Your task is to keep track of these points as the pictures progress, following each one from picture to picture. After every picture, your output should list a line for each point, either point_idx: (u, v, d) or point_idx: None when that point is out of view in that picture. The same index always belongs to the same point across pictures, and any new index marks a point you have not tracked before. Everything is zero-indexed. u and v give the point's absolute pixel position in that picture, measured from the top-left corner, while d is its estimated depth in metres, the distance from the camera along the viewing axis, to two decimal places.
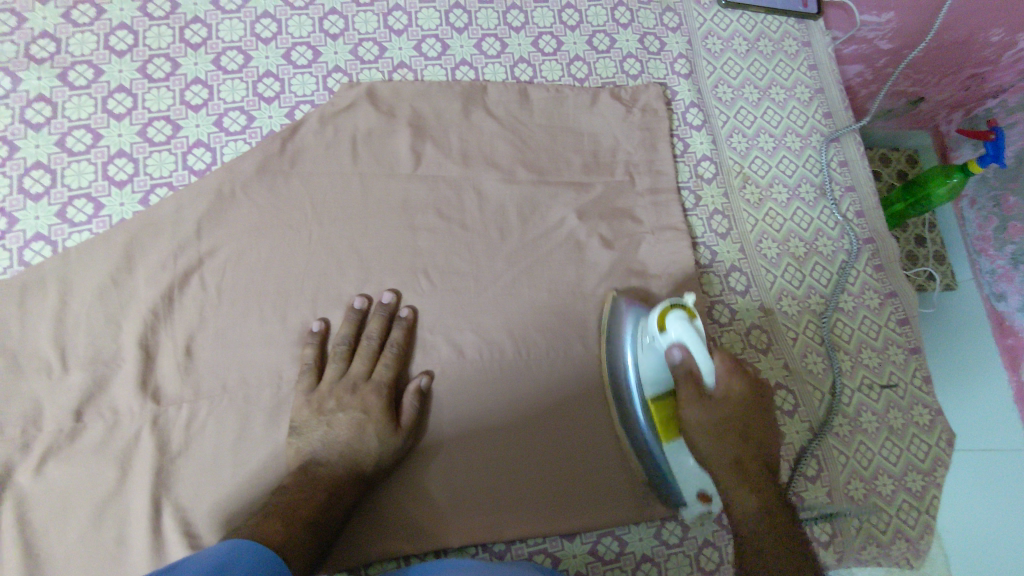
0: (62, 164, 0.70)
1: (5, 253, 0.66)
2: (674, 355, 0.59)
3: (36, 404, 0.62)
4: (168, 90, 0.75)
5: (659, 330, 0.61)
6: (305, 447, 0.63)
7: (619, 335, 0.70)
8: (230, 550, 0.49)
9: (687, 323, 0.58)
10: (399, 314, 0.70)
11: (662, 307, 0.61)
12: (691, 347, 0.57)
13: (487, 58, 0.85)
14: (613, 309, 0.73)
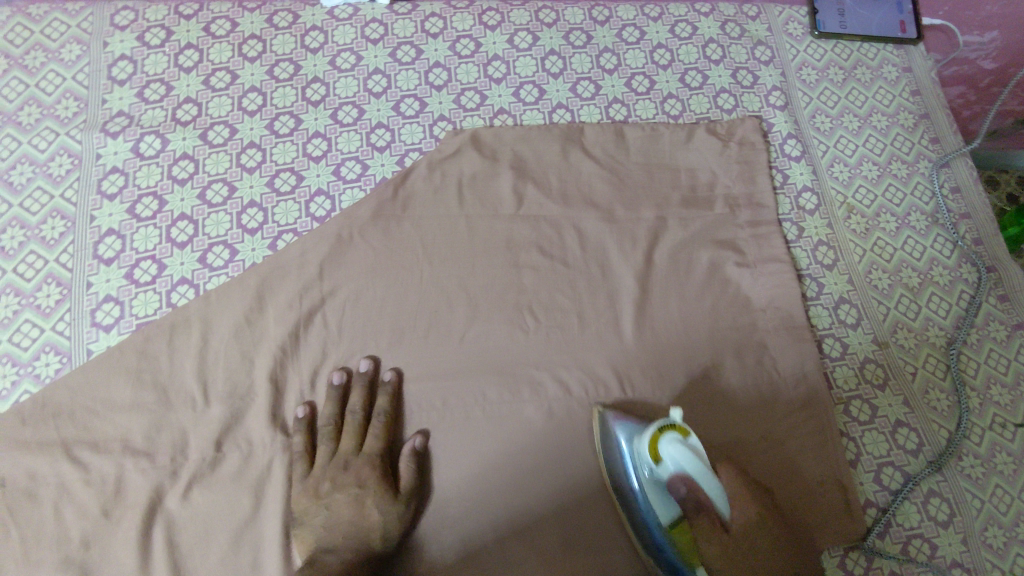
0: (203, 215, 0.77)
1: (155, 297, 0.73)
2: (680, 490, 0.58)
3: (182, 433, 0.67)
4: (292, 144, 0.81)
5: (655, 461, 0.61)
6: (308, 534, 0.62)
7: (613, 455, 0.67)
8: None
9: (683, 447, 0.59)
10: (381, 380, 0.70)
11: (653, 433, 0.61)
12: (690, 471, 0.58)
13: (583, 100, 0.88)
14: (602, 427, 0.69)
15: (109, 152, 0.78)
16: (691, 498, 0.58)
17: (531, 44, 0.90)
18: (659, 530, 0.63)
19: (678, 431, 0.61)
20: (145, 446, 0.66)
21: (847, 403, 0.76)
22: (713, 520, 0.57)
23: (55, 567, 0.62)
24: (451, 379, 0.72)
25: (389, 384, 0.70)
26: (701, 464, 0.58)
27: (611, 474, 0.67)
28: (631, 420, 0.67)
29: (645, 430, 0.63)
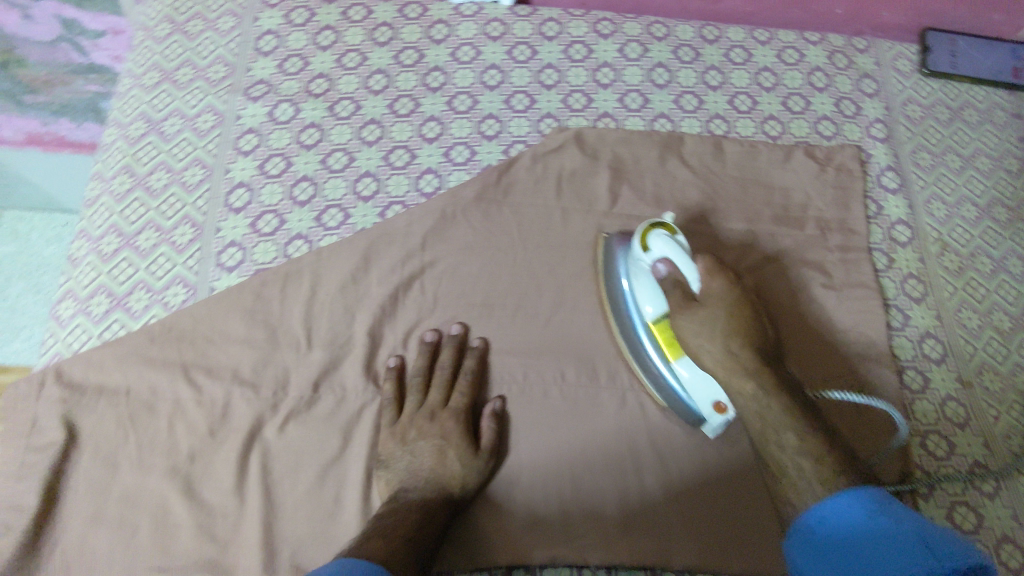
0: (323, 178, 0.83)
1: (273, 247, 0.80)
2: (661, 270, 0.70)
3: (285, 371, 0.73)
4: (410, 124, 0.87)
5: (644, 250, 0.72)
6: (393, 475, 0.68)
7: (610, 272, 0.78)
8: (339, 566, 0.53)
9: (667, 235, 0.70)
10: (471, 344, 0.76)
11: (644, 229, 0.72)
12: (670, 253, 0.69)
13: (685, 112, 0.91)
14: (606, 251, 0.79)
15: (249, 114, 0.87)
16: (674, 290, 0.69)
17: (640, 56, 0.94)
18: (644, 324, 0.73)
19: (665, 228, 0.72)
20: (252, 379, 0.73)
21: (924, 436, 0.76)
22: (684, 294, 0.69)
23: (165, 475, 0.69)
24: (534, 355, 0.77)
25: (477, 350, 0.76)
26: (677, 245, 0.69)
27: (608, 291, 0.77)
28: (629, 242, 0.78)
29: (639, 229, 0.74)
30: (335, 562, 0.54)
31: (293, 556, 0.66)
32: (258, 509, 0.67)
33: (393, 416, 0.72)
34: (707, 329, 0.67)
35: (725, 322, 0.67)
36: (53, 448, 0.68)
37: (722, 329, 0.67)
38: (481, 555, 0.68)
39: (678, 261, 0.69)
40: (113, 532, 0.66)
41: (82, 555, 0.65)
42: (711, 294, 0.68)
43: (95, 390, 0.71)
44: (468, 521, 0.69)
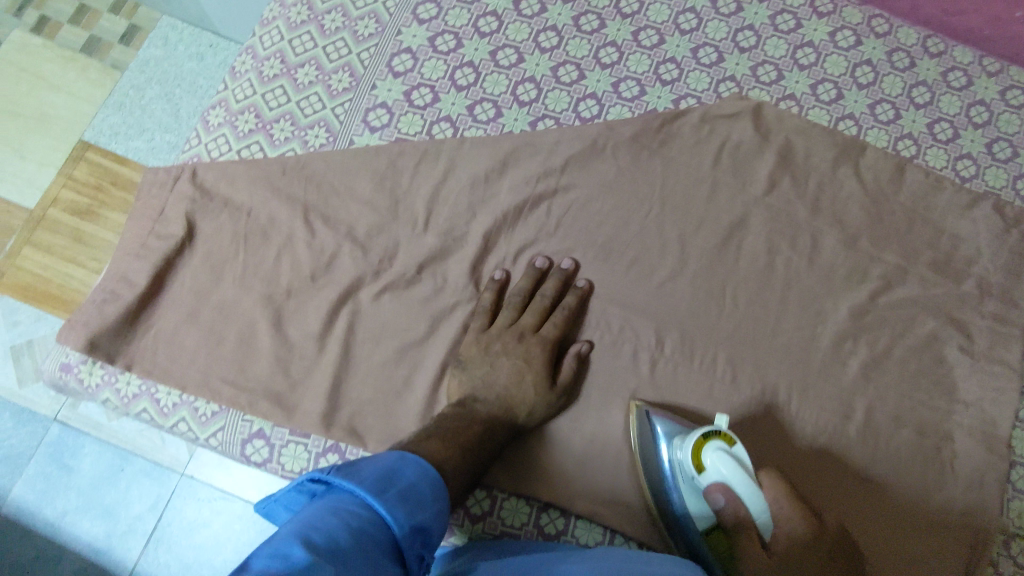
0: (486, 70, 0.81)
1: (420, 121, 0.78)
2: (720, 502, 0.60)
3: (396, 244, 0.73)
4: (588, 43, 0.83)
5: (699, 469, 0.61)
6: (467, 380, 0.68)
7: (649, 454, 0.67)
8: (398, 459, 0.53)
9: (728, 458, 0.59)
10: (576, 283, 0.73)
11: (697, 440, 0.61)
12: (736, 489, 0.58)
13: (878, 121, 0.82)
14: (642, 423, 0.68)
15: None
16: (731, 513, 0.59)
17: (851, 46, 0.85)
18: (692, 532, 0.64)
19: (723, 439, 0.61)
20: (364, 240, 0.73)
21: (1010, 537, 0.70)
22: (751, 536, 0.58)
23: (260, 299, 0.71)
24: (637, 314, 0.74)
25: (580, 290, 0.73)
26: (743, 471, 0.58)
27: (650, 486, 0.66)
28: (671, 422, 0.67)
29: (691, 435, 0.62)
30: (393, 453, 0.54)
31: (353, 416, 0.68)
32: (335, 362, 0.69)
33: (482, 324, 0.71)
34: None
35: (810, 558, 0.58)
36: (171, 240, 0.71)
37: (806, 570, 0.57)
38: (525, 482, 0.68)
39: (743, 496, 0.58)
40: (202, 335, 0.69)
41: (171, 344, 0.69)
42: (784, 532, 0.58)
43: (220, 201, 0.73)
44: (522, 449, 0.70)
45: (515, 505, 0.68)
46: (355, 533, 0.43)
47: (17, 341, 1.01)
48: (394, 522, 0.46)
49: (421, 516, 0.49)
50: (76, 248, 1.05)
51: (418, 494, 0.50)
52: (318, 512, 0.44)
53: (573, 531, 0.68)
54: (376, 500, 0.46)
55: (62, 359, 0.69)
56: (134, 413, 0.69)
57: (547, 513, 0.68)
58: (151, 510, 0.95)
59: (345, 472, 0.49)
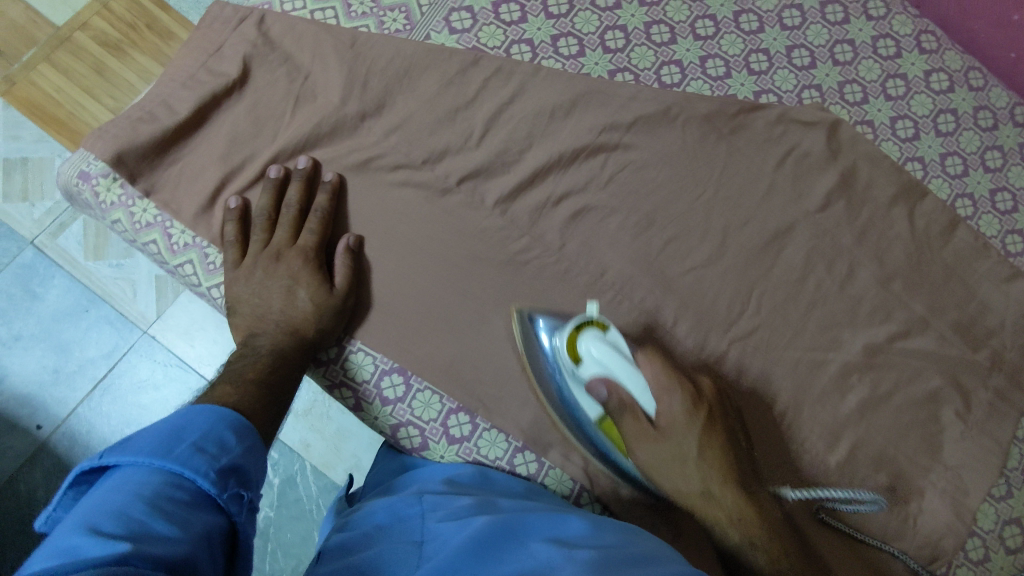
0: (581, 5, 0.77)
1: (501, 36, 0.75)
2: (601, 391, 0.61)
3: (445, 150, 0.71)
4: (688, 9, 0.79)
5: (575, 360, 0.63)
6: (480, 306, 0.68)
7: (532, 356, 0.66)
8: (184, 415, 0.51)
9: (602, 343, 0.61)
10: (610, 244, 0.73)
11: (572, 331, 0.63)
12: (613, 371, 0.61)
13: (945, 172, 0.81)
14: (523, 329, 0.67)
15: None
16: (613, 396, 0.61)
17: (942, 91, 0.83)
18: (586, 425, 0.64)
19: (597, 327, 0.63)
20: (414, 136, 0.70)
21: None
22: (635, 413, 0.61)
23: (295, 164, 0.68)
24: (661, 289, 0.73)
25: (327, 184, 0.67)
26: (618, 354, 0.61)
27: (542, 384, 0.67)
28: (553, 318, 0.66)
29: (563, 327, 0.64)
30: (178, 411, 0.52)
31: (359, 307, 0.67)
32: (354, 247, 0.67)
33: (260, 248, 0.66)
34: (675, 450, 0.61)
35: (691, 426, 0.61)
36: (222, 79, 0.68)
37: (695, 443, 0.61)
38: (505, 421, 0.68)
39: (621, 377, 0.61)
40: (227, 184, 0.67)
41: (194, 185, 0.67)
42: (668, 405, 0.61)
43: (281, 55, 0.70)
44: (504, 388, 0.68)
45: (493, 438, 0.69)
46: (154, 503, 0.42)
47: (12, 155, 1.08)
48: (195, 474, 0.46)
49: (228, 459, 0.49)
50: (93, 78, 1.10)
51: (218, 440, 0.50)
52: (110, 496, 0.41)
53: (543, 480, 0.69)
54: (164, 460, 0.45)
55: (82, 168, 0.65)
56: (140, 243, 0.67)
57: (523, 453, 0.69)
58: (104, 358, 1.07)
59: (117, 450, 0.46)
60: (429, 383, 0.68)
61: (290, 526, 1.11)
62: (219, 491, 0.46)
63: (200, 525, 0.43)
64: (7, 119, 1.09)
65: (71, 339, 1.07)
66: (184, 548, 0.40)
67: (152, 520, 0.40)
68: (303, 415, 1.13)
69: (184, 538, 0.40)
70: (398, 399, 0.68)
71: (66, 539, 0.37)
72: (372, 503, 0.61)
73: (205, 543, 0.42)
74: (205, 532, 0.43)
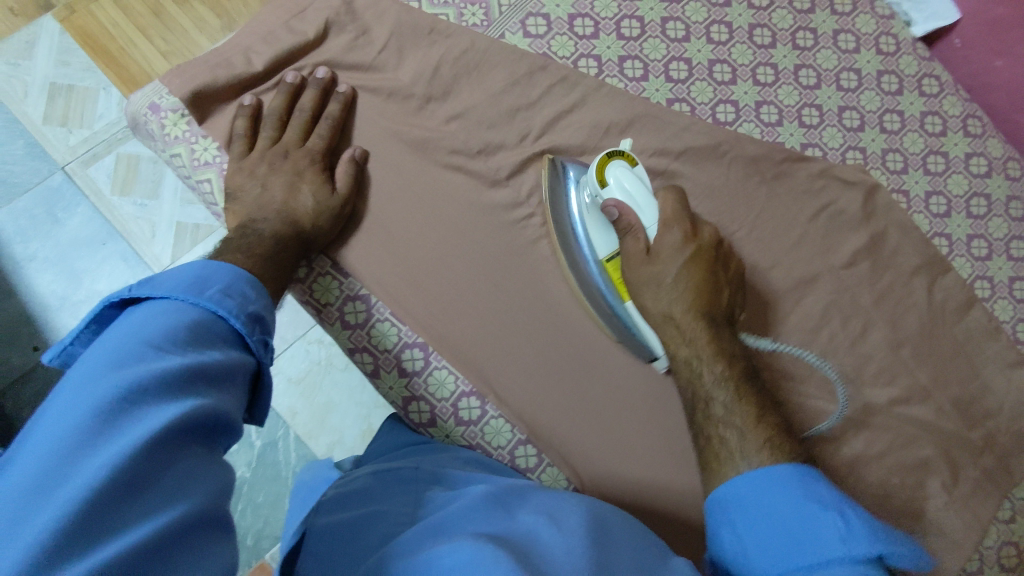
0: (651, 32, 0.80)
1: (571, 48, 0.78)
2: (612, 214, 0.64)
3: (500, 144, 0.73)
4: (752, 54, 0.82)
5: (600, 184, 0.64)
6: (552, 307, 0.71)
7: (559, 196, 0.70)
8: (205, 265, 0.51)
9: (629, 175, 0.64)
10: None
11: (602, 159, 0.64)
12: (631, 195, 0.63)
13: (969, 253, 0.84)
14: (552, 172, 0.70)
15: None
16: (622, 220, 0.64)
17: (979, 174, 0.85)
18: (591, 263, 0.68)
19: (626, 160, 0.65)
20: (474, 126, 0.73)
21: None
22: (638, 242, 0.64)
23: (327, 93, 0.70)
24: None
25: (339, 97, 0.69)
26: (641, 187, 0.63)
27: (560, 229, 0.69)
28: (583, 169, 0.70)
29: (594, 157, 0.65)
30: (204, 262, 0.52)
31: (391, 277, 0.70)
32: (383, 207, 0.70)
33: (269, 145, 0.67)
34: (655, 275, 0.64)
35: (691, 287, 0.64)
36: (301, 38, 0.70)
37: (675, 274, 0.64)
38: (500, 394, 0.70)
39: (636, 210, 0.64)
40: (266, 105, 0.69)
41: (242, 112, 0.67)
42: (700, 362, 0.62)
43: (360, 26, 0.73)
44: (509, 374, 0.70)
45: (497, 425, 0.71)
46: (193, 333, 0.44)
47: (59, 80, 1.11)
48: (227, 314, 0.48)
49: (253, 308, 0.51)
50: (149, 20, 1.13)
51: (243, 291, 0.51)
52: (154, 323, 0.43)
53: (539, 475, 0.72)
54: (197, 298, 0.47)
55: (152, 99, 0.68)
56: (195, 180, 0.69)
57: (525, 447, 0.72)
58: (112, 292, 1.08)
59: (146, 286, 0.47)
60: (447, 362, 0.71)
61: (263, 487, 1.11)
62: (247, 333, 0.49)
63: (234, 360, 0.46)
64: (59, 44, 1.12)
65: (83, 268, 1.08)
66: (223, 372, 0.44)
67: (192, 347, 0.43)
68: (295, 381, 1.14)
69: (224, 364, 0.44)
70: (415, 372, 0.70)
71: (118, 350, 0.40)
72: (372, 463, 0.67)
73: (237, 372, 0.46)
74: (238, 367, 0.46)
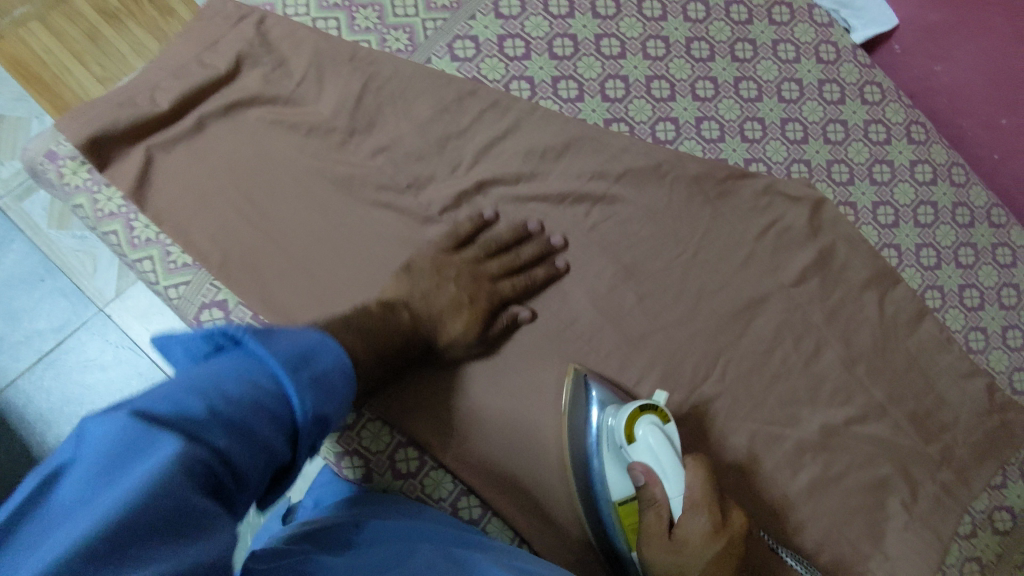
0: (586, 51, 0.77)
1: (503, 70, 0.75)
2: (639, 477, 0.61)
3: (429, 177, 0.69)
4: (691, 69, 0.80)
5: (628, 439, 0.62)
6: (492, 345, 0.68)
7: (580, 426, 0.66)
8: (316, 344, 0.45)
9: (659, 432, 0.61)
10: (583, 290, 0.72)
11: (634, 410, 0.62)
12: (659, 459, 0.60)
13: (918, 263, 0.82)
14: (574, 386, 0.67)
15: None
16: (648, 488, 0.61)
17: (925, 182, 0.84)
18: (605, 504, 0.64)
19: (658, 415, 0.62)
20: (401, 159, 0.69)
21: None
22: (661, 512, 0.60)
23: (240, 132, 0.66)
24: (628, 344, 0.72)
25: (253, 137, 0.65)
26: (669, 448, 0.60)
27: (574, 443, 0.66)
28: (608, 392, 0.67)
29: (629, 401, 0.63)
30: (314, 333, 0.46)
31: None
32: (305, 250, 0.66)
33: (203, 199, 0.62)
34: (683, 561, 0.58)
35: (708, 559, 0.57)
36: (210, 72, 0.66)
37: (706, 561, 0.57)
38: (438, 438, 0.66)
39: (663, 476, 0.60)
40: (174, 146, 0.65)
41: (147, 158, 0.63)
42: (693, 517, 0.59)
43: (274, 58, 0.68)
44: (447, 417, 0.67)
45: (439, 477, 0.67)
46: (256, 403, 0.38)
47: None
48: (299, 406, 0.40)
49: (328, 409, 0.43)
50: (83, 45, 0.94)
51: (330, 386, 0.44)
52: (228, 380, 0.38)
53: (484, 525, 0.67)
54: (286, 376, 0.40)
55: (49, 147, 0.64)
56: (99, 231, 0.63)
57: (467, 497, 0.67)
58: (53, 332, 0.91)
59: (255, 335, 0.42)
60: (381, 415, 0.67)
61: None
62: (305, 436, 0.41)
63: (273, 450, 0.38)
64: None
65: (20, 308, 0.91)
66: (244, 466, 0.36)
67: (247, 423, 0.36)
68: None
69: (249, 463, 0.36)
70: (345, 426, 0.66)
71: (181, 398, 0.35)
72: (308, 514, 0.61)
73: (265, 474, 0.38)
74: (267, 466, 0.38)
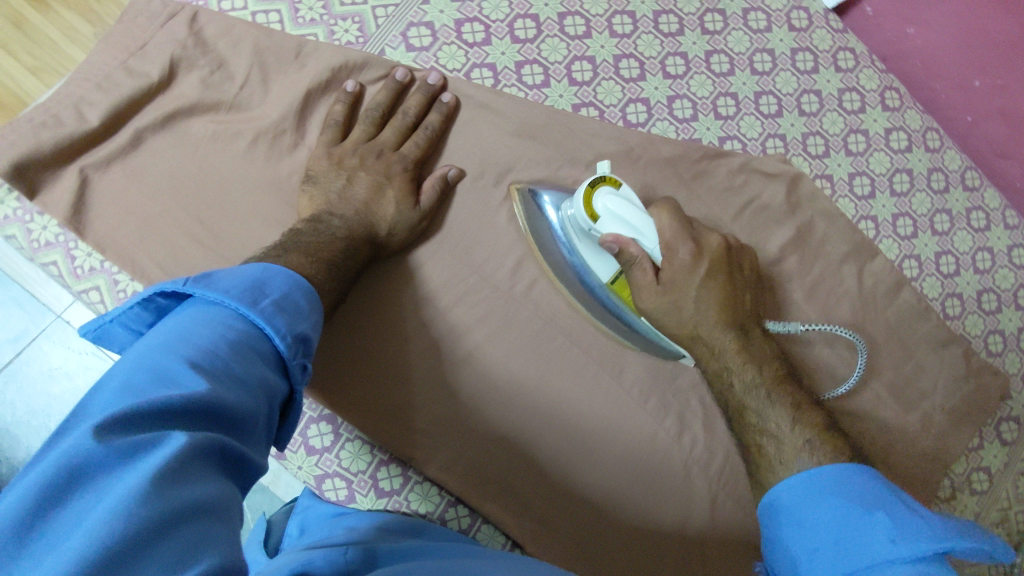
0: (549, 31, 0.73)
1: (462, 58, 0.71)
2: (613, 248, 0.59)
3: None
4: (660, 45, 0.76)
5: (590, 217, 0.59)
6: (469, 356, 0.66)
7: (545, 227, 0.66)
8: (262, 270, 0.46)
9: (617, 199, 0.58)
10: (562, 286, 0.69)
11: (585, 190, 0.59)
12: (628, 224, 0.58)
13: (895, 233, 0.82)
14: (526, 203, 0.67)
15: None
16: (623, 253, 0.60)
17: (899, 149, 0.83)
18: (598, 289, 0.65)
19: (609, 184, 0.60)
20: None
21: None
22: (645, 272, 0.60)
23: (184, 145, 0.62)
24: None
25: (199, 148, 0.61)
26: (634, 209, 0.58)
27: (550, 256, 0.66)
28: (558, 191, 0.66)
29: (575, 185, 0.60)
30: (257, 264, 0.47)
31: None
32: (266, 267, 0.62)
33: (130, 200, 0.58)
34: (674, 300, 0.61)
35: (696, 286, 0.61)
36: (143, 81, 0.61)
37: (695, 288, 0.61)
38: (420, 453, 0.65)
39: (636, 236, 0.59)
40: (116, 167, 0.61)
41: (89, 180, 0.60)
42: (674, 262, 0.60)
43: (213, 59, 0.63)
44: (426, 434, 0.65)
45: (425, 491, 0.67)
46: (234, 347, 0.39)
47: None
48: (274, 333, 0.42)
49: (303, 327, 0.44)
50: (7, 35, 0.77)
51: (297, 303, 0.45)
52: (204, 333, 0.38)
53: (475, 534, 0.67)
54: (249, 310, 0.41)
55: None
56: (38, 260, 0.63)
57: (455, 508, 0.67)
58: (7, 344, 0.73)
59: (202, 282, 0.43)
60: (359, 433, 0.67)
61: None
62: (292, 357, 0.42)
63: (264, 388, 0.39)
64: None
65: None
66: (248, 410, 0.37)
67: (232, 367, 0.37)
68: None
69: (249, 402, 0.37)
70: (325, 448, 0.67)
71: (159, 359, 0.35)
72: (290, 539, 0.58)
73: (266, 404, 0.39)
74: (266, 389, 0.39)
